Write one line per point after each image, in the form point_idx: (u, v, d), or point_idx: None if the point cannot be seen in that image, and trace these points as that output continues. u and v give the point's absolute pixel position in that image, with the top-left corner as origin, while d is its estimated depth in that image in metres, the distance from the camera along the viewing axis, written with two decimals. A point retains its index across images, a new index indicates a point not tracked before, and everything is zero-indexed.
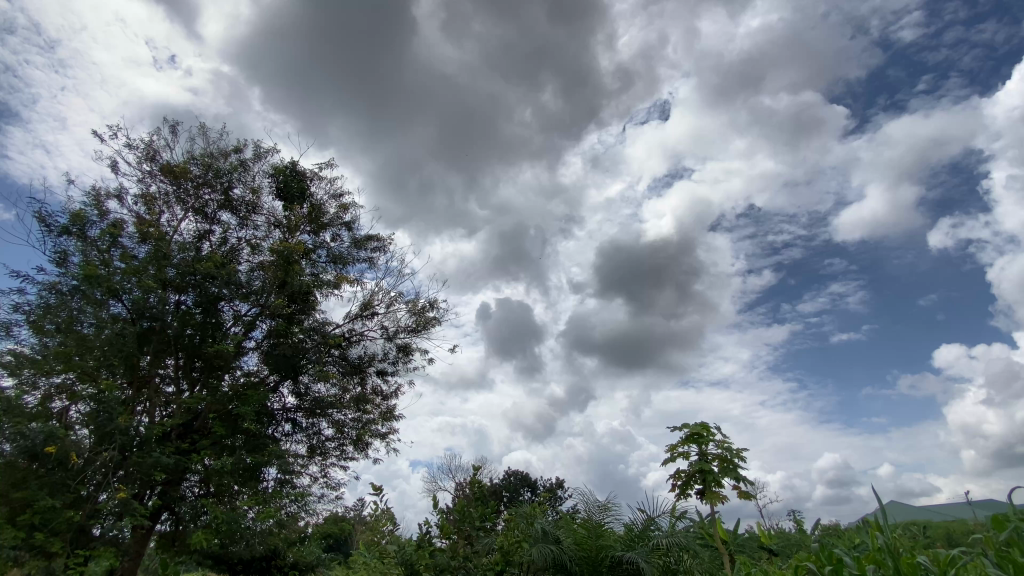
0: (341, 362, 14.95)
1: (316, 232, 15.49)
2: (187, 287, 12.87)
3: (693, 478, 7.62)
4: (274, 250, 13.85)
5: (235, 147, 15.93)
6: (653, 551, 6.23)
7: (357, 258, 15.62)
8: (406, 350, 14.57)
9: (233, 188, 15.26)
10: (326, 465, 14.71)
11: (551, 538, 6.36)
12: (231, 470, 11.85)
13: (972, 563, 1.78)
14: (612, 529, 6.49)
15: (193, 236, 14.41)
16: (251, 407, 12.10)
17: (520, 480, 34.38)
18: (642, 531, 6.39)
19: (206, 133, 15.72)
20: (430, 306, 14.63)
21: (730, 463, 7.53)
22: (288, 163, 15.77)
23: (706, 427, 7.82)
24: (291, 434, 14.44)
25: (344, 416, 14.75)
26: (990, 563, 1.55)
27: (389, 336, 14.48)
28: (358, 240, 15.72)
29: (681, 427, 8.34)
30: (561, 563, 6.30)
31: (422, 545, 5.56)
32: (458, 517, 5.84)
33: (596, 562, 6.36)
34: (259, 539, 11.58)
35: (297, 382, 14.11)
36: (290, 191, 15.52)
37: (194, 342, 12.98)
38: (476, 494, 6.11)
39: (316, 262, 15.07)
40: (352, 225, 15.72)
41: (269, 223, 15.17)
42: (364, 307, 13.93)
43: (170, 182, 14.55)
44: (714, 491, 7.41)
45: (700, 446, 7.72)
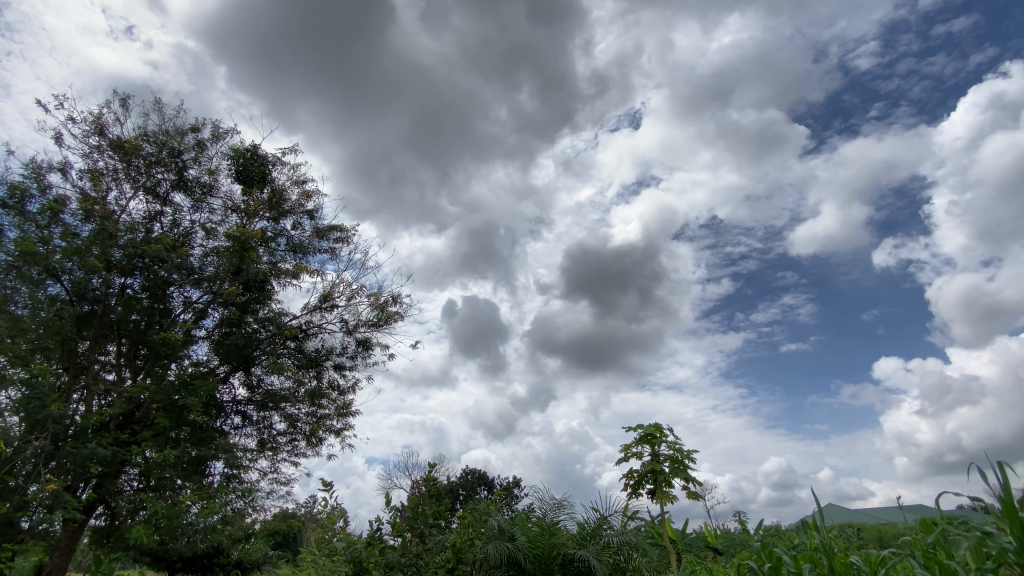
0: (296, 354, 14.51)
1: (276, 219, 14.94)
2: (134, 271, 12.22)
3: (645, 478, 7.78)
4: (230, 235, 13.28)
5: (193, 126, 15.23)
6: (604, 549, 6.32)
7: (318, 247, 15.19)
8: (365, 344, 14.25)
9: (188, 169, 14.54)
10: (277, 460, 14.26)
11: (506, 535, 6.35)
12: (174, 464, 11.30)
13: (900, 563, 1.87)
14: (565, 528, 6.56)
15: (143, 217, 13.66)
16: (199, 398, 11.56)
17: (476, 479, 34.39)
18: (594, 529, 6.46)
19: (162, 109, 14.96)
20: (393, 300, 14.37)
21: (681, 464, 7.72)
22: (248, 147, 15.18)
23: (659, 428, 7.99)
24: (241, 427, 13.92)
25: (298, 411, 14.30)
26: (918, 565, 1.63)
27: (349, 329, 14.13)
28: (320, 230, 15.29)
29: (635, 428, 8.47)
30: (515, 560, 6.30)
31: (372, 543, 5.43)
32: (411, 515, 5.71)
33: (548, 560, 6.40)
34: (201, 536, 11.10)
35: (249, 373, 13.71)
36: (249, 174, 14.95)
37: (140, 328, 12.38)
38: (430, 491, 5.99)
39: (275, 251, 14.57)
40: (315, 214, 15.29)
41: (226, 207, 14.57)
42: (324, 299, 13.55)
43: (119, 158, 13.75)
44: (665, 491, 7.58)
45: (653, 446, 7.89)
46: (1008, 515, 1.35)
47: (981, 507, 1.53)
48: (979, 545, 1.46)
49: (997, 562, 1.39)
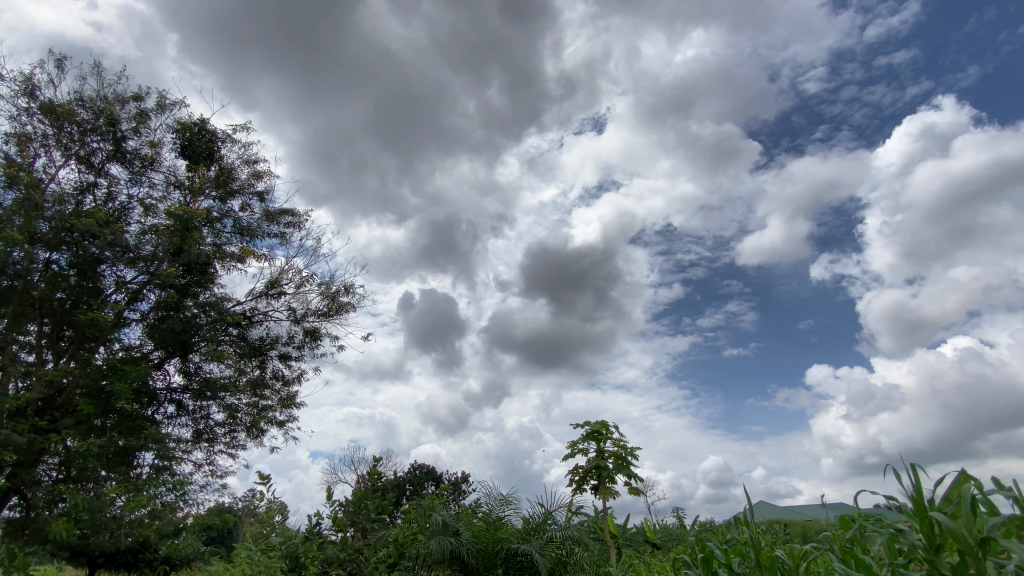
0: (239, 342, 13.86)
1: (223, 198, 14.19)
2: (61, 245, 11.31)
3: (589, 473, 7.92)
4: (171, 213, 12.47)
5: (135, 94, 14.22)
6: (547, 543, 6.41)
7: (267, 231, 14.55)
8: (314, 334, 13.79)
9: (126, 139, 13.57)
10: (213, 452, 13.59)
11: (450, 530, 6.32)
12: (99, 453, 10.53)
13: (820, 557, 1.97)
14: (509, 523, 6.60)
15: (74, 187, 12.64)
16: (129, 385, 10.82)
17: (425, 474, 34.15)
18: (539, 524, 6.53)
19: (101, 74, 13.89)
20: (345, 291, 13.93)
21: (624, 461, 7.92)
22: (196, 121, 14.35)
23: (605, 425, 8.16)
24: (175, 416, 13.18)
25: (239, 401, 13.64)
26: (836, 559, 1.73)
27: (296, 318, 13.62)
28: (271, 213, 14.65)
29: (582, 425, 8.60)
30: (458, 555, 6.28)
31: (311, 538, 5.25)
32: (353, 509, 5.50)
33: (491, 555, 6.41)
34: (126, 530, 10.46)
35: (186, 360, 12.99)
36: (195, 150, 14.11)
37: (65, 308, 11.41)
38: (375, 486, 5.83)
39: (221, 232, 13.87)
40: (266, 196, 14.63)
41: (168, 182, 13.70)
42: (271, 285, 13.00)
43: (49, 123, 12.65)
44: (608, 487, 7.76)
45: (598, 443, 8.04)
46: (920, 515, 1.43)
47: (894, 506, 1.62)
48: (891, 542, 1.55)
49: (908, 558, 1.48)
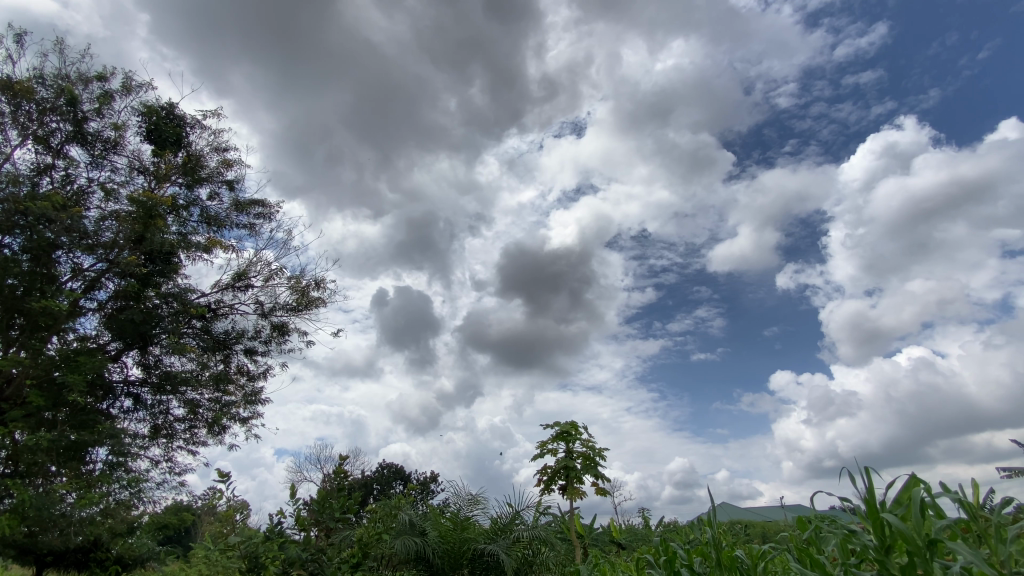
0: (202, 335, 13.41)
1: (190, 186, 13.71)
2: (14, 229, 10.74)
3: (557, 474, 7.96)
4: (135, 199, 11.96)
5: (99, 73, 13.62)
6: (514, 543, 6.40)
7: (236, 222, 14.13)
8: (281, 329, 13.46)
9: (88, 120, 12.97)
10: (171, 448, 13.12)
11: (416, 530, 6.27)
12: (48, 448, 10.00)
13: (777, 557, 2.02)
14: (477, 523, 6.56)
15: (29, 168, 12.01)
16: (82, 377, 10.32)
17: (392, 473, 33.75)
18: (507, 524, 6.52)
19: (63, 50, 13.25)
20: (315, 285, 13.63)
21: (592, 461, 7.99)
22: (163, 104, 13.82)
23: (574, 426, 8.21)
24: (132, 411, 12.66)
25: (200, 396, 13.20)
26: (792, 559, 1.77)
27: (264, 312, 13.26)
28: (240, 203, 14.22)
29: (552, 425, 8.64)
30: (423, 556, 6.23)
31: (271, 538, 5.10)
32: (316, 508, 5.34)
33: (457, 555, 6.37)
34: (76, 529, 9.99)
35: (145, 353, 12.50)
36: (162, 135, 13.59)
37: (16, 295, 10.81)
38: (340, 485, 5.69)
39: (186, 221, 13.42)
40: (235, 185, 14.19)
41: (131, 166, 13.16)
42: (238, 277, 12.61)
43: (5, 100, 12.01)
44: (575, 487, 7.81)
45: (567, 444, 8.09)
46: (871, 516, 1.48)
47: (848, 507, 1.67)
48: (844, 542, 1.60)
49: (860, 558, 1.53)
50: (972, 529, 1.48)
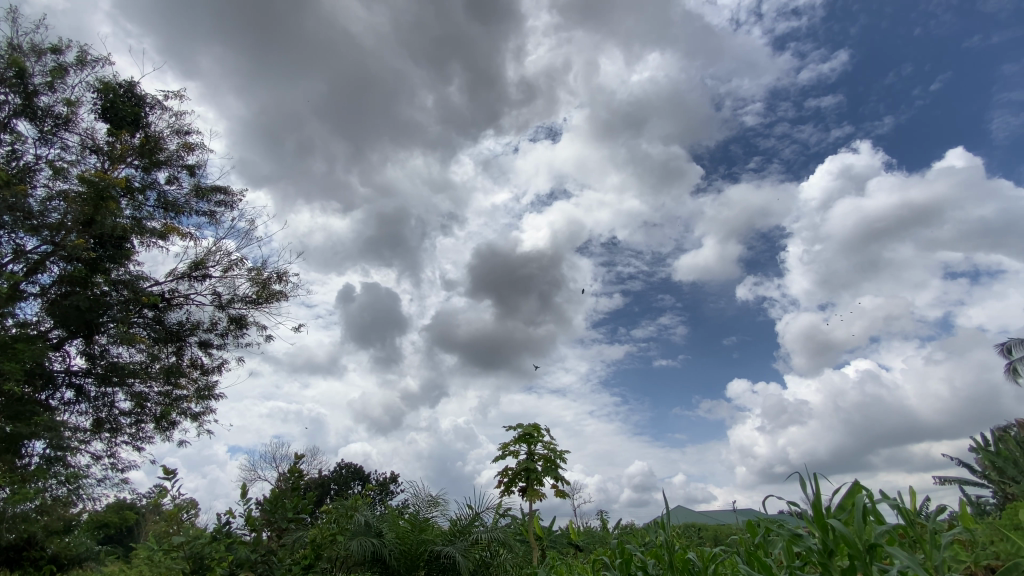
0: (153, 325, 12.81)
1: (147, 169, 13.09)
2: None
3: (518, 476, 7.96)
4: (85, 179, 11.31)
5: (53, 45, 12.85)
6: (472, 545, 6.35)
7: (195, 209, 13.56)
8: (240, 322, 12.99)
9: (37, 94, 12.22)
10: (115, 443, 12.47)
11: (373, 531, 6.16)
12: None
13: (727, 560, 2.07)
14: (435, 524, 6.50)
15: None
16: (19, 365, 9.66)
17: (351, 473, 33.05)
18: (466, 526, 6.47)
19: (13, 18, 12.43)
20: (277, 278, 13.21)
21: (553, 463, 8.02)
22: (122, 82, 13.15)
23: (537, 428, 8.24)
24: (73, 403, 11.97)
25: (149, 389, 12.59)
26: (742, 561, 1.82)
27: (221, 304, 12.78)
28: (200, 189, 13.67)
29: (514, 427, 8.65)
30: (379, 557, 6.12)
31: (218, 539, 4.88)
32: (268, 509, 5.14)
33: (413, 557, 6.29)
34: (7, 527, 9.36)
35: (91, 342, 11.85)
36: (119, 114, 12.92)
37: None
38: (294, 485, 5.49)
39: (141, 206, 12.80)
40: (196, 170, 13.63)
41: (84, 145, 12.46)
42: (194, 266, 12.10)
43: None
44: (535, 489, 7.83)
45: (529, 445, 8.11)
46: (817, 521, 1.53)
47: (795, 511, 1.73)
48: (790, 545, 1.65)
49: (804, 560, 1.58)
50: (909, 534, 1.56)
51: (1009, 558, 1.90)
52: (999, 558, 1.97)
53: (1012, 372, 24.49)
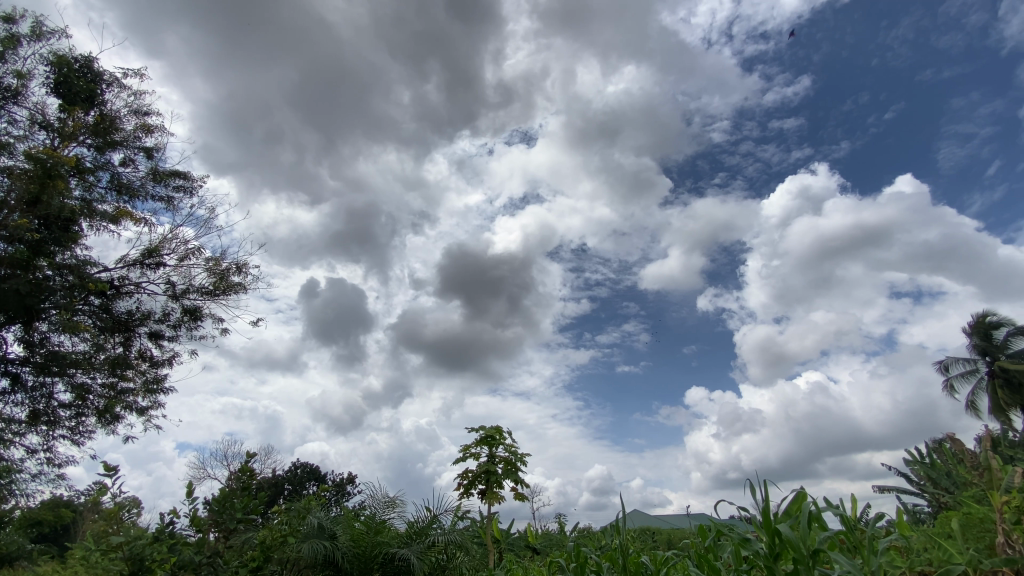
0: (99, 313, 12.14)
1: (100, 148, 12.43)
2: None
3: (478, 478, 7.93)
4: (32, 155, 10.63)
5: (4, 13, 12.08)
6: (428, 548, 6.26)
7: (151, 193, 12.94)
8: (194, 313, 12.47)
9: None
10: (52, 436, 11.74)
11: (325, 534, 6.01)
12: None
13: (679, 563, 2.12)
14: (391, 526, 6.39)
15: None
16: None
17: (306, 473, 32.10)
18: (423, 528, 6.38)
19: None
20: (236, 269, 12.74)
21: (513, 466, 8.03)
22: (77, 56, 12.47)
23: (499, 430, 8.23)
24: (6, 393, 11.20)
25: (92, 380, 11.92)
26: (693, 565, 1.86)
27: (175, 294, 12.23)
28: (157, 172, 13.06)
29: (476, 429, 8.62)
30: (332, 559, 5.97)
31: (160, 539, 4.64)
32: (217, 508, 4.93)
33: (368, 560, 6.17)
34: None
35: (30, 329, 11.12)
36: (73, 89, 12.22)
37: None
38: (244, 484, 5.27)
39: (92, 187, 12.13)
40: (153, 152, 13.01)
41: (32, 120, 11.72)
42: (147, 253, 11.53)
43: None
44: (494, 491, 7.82)
45: (490, 448, 8.09)
46: (765, 526, 1.58)
47: (746, 516, 1.79)
48: (739, 550, 1.70)
49: (751, 564, 1.63)
50: (849, 540, 1.63)
51: (941, 565, 2.01)
52: (932, 565, 2.08)
53: (949, 389, 26.02)
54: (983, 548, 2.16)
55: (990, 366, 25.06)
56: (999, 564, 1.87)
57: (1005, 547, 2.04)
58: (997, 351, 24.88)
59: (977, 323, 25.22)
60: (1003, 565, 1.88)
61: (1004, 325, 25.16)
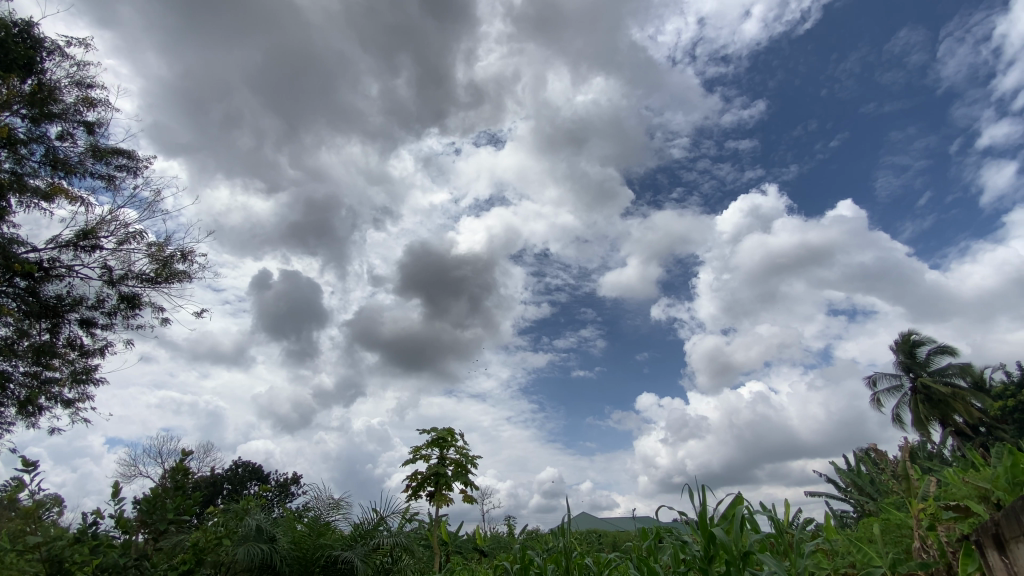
0: (23, 297, 11.23)
1: (35, 120, 11.53)
2: None
3: (427, 480, 7.84)
4: None
5: None
6: (373, 550, 6.13)
7: (90, 170, 12.10)
8: (133, 300, 11.74)
9: None
10: None
11: (264, 537, 5.76)
12: None
13: (621, 565, 2.17)
14: (336, 529, 6.23)
15: None
16: None
17: (248, 473, 30.75)
18: (369, 529, 6.26)
19: None
20: (181, 257, 12.08)
21: (463, 468, 7.99)
22: (16, 20, 11.56)
23: (451, 432, 8.18)
24: None
25: (13, 368, 11.02)
26: (633, 567, 1.92)
27: (112, 279, 11.48)
28: (98, 149, 12.24)
29: (428, 430, 8.53)
30: (269, 564, 5.72)
31: (82, 540, 4.33)
32: (146, 509, 4.65)
33: (308, 562, 5.99)
34: None
35: None
36: (7, 54, 11.30)
37: None
38: (177, 483, 4.99)
39: (23, 160, 11.22)
40: (95, 127, 12.18)
41: None
42: (83, 235, 10.78)
43: None
44: (443, 493, 7.75)
45: (441, 449, 8.02)
46: (702, 528, 1.65)
47: (686, 519, 1.86)
48: (678, 552, 1.76)
49: (689, 566, 1.68)
50: (780, 543, 1.72)
51: (861, 567, 2.15)
52: (855, 567, 2.21)
53: (876, 402, 27.88)
54: (902, 551, 2.31)
55: (913, 382, 27.00)
56: (915, 567, 2.01)
57: (921, 552, 2.20)
58: (921, 369, 26.65)
59: (902, 341, 27.13)
60: (918, 568, 2.02)
61: (925, 343, 27.15)
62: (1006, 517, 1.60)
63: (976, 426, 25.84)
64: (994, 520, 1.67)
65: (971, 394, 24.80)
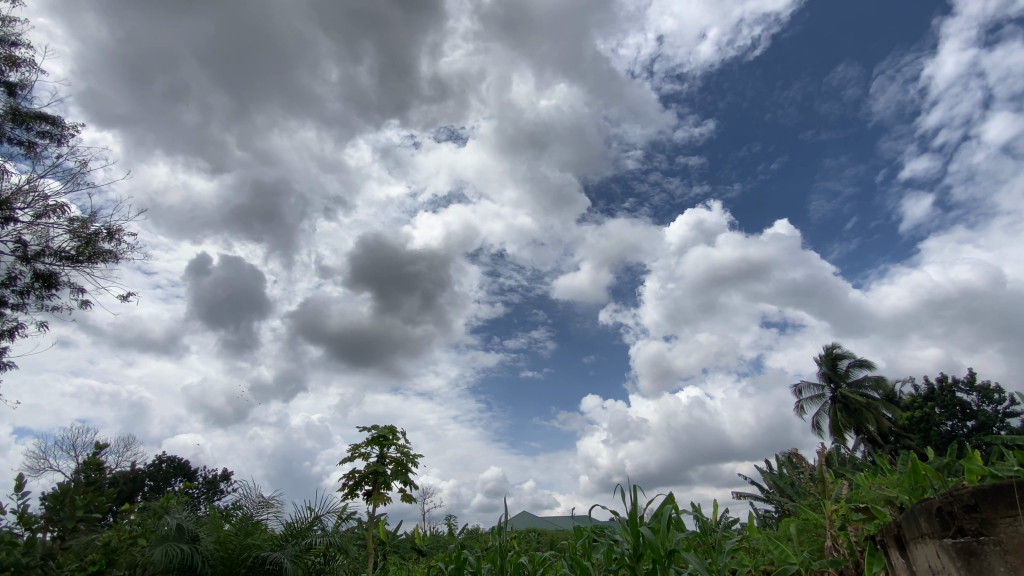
0: None
1: None
2: None
3: (365, 479, 7.67)
4: None
5: None
6: (304, 551, 5.91)
7: (7, 134, 11.02)
8: (50, 279, 10.79)
9: None
10: None
11: (185, 536, 5.43)
12: None
13: (554, 564, 2.21)
14: (265, 528, 5.98)
15: None
16: None
17: (172, 468, 28.92)
18: (302, 529, 6.05)
19: None
20: (108, 236, 11.21)
21: (403, 468, 7.88)
22: None
23: (392, 431, 8.06)
24: None
25: None
26: (566, 565, 1.96)
27: (26, 255, 10.49)
28: (18, 112, 11.16)
29: (369, 428, 8.35)
30: (191, 565, 5.41)
31: None
32: (52, 505, 4.28)
33: (233, 563, 5.71)
34: None
35: None
36: None
37: None
38: (89, 479, 4.61)
39: None
40: (16, 89, 11.10)
41: None
42: None
43: None
44: (381, 492, 7.61)
45: (381, 448, 7.88)
46: (631, 527, 1.71)
47: (617, 518, 1.93)
48: (609, 551, 1.82)
49: (618, 563, 1.74)
50: (704, 542, 1.81)
51: (779, 563, 2.30)
52: (773, 564, 2.36)
53: (800, 410, 29.75)
54: (815, 549, 2.49)
55: (833, 391, 29.04)
56: (825, 564, 2.18)
57: (832, 550, 2.38)
58: (839, 379, 28.92)
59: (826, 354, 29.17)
60: (828, 566, 2.19)
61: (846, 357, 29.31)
62: (906, 520, 1.76)
63: (886, 435, 28.12)
64: (896, 521, 1.83)
65: (883, 405, 26.98)
